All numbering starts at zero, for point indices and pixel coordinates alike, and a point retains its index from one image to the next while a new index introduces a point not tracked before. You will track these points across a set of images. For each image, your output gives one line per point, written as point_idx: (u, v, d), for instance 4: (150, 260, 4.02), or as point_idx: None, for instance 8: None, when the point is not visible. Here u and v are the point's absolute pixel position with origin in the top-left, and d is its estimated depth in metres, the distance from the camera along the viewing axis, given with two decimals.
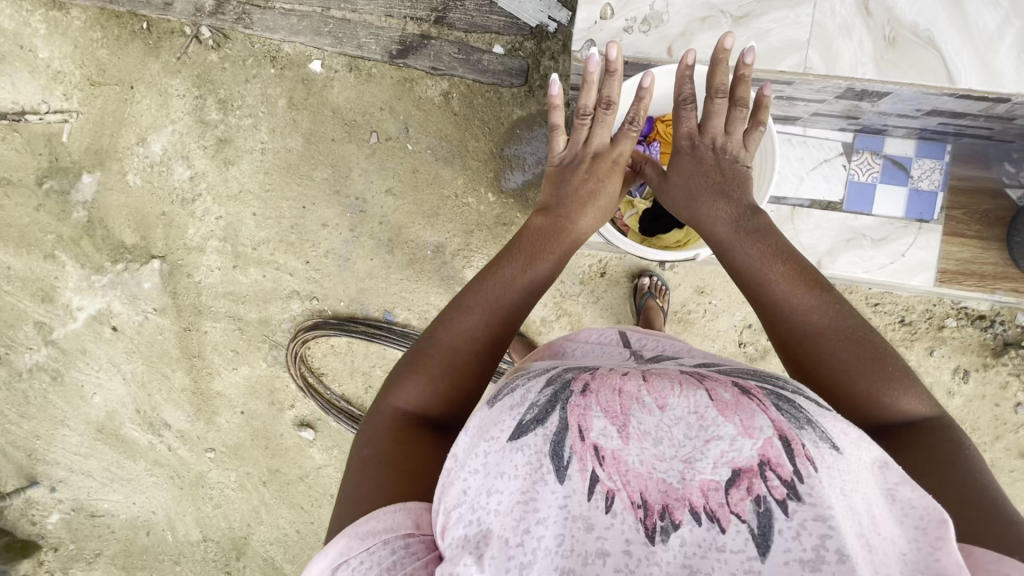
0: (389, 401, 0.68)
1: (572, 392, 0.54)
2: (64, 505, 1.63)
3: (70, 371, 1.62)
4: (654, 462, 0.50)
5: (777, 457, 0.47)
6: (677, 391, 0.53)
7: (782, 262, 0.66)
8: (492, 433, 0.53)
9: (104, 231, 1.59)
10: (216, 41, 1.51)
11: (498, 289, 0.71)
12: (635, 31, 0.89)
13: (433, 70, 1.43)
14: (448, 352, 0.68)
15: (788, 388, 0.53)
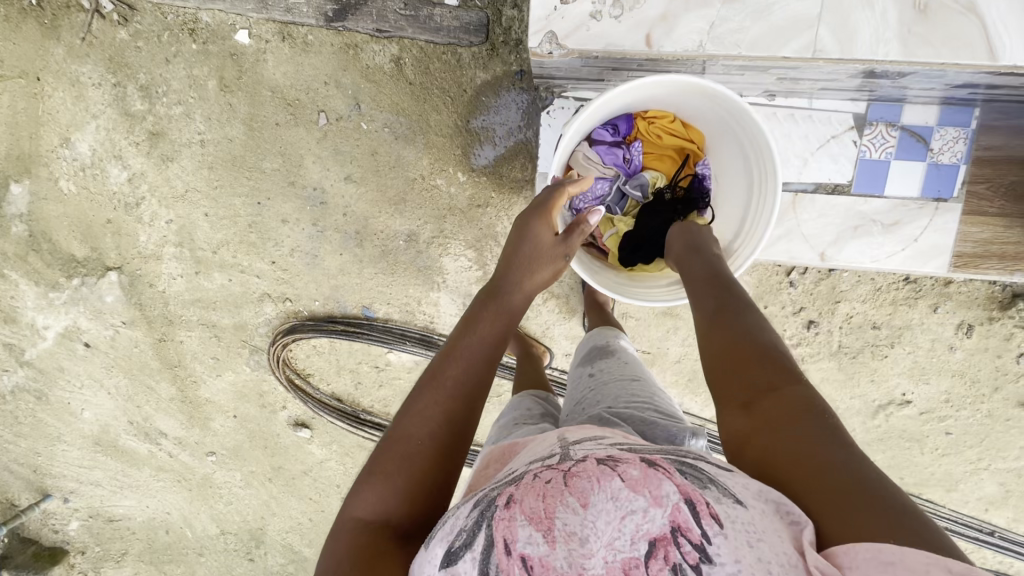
0: (348, 513, 0.61)
1: (496, 507, 0.50)
2: (82, 513, 1.67)
3: (52, 390, 1.58)
4: (581, 561, 0.45)
5: (686, 522, 0.45)
6: (592, 479, 0.49)
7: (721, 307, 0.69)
8: (431, 572, 0.51)
9: (50, 245, 1.47)
10: (122, 14, 1.29)
11: (446, 367, 0.69)
12: (606, 17, 0.75)
13: (378, 32, 1.23)
14: (405, 450, 0.63)
15: (689, 455, 0.52)
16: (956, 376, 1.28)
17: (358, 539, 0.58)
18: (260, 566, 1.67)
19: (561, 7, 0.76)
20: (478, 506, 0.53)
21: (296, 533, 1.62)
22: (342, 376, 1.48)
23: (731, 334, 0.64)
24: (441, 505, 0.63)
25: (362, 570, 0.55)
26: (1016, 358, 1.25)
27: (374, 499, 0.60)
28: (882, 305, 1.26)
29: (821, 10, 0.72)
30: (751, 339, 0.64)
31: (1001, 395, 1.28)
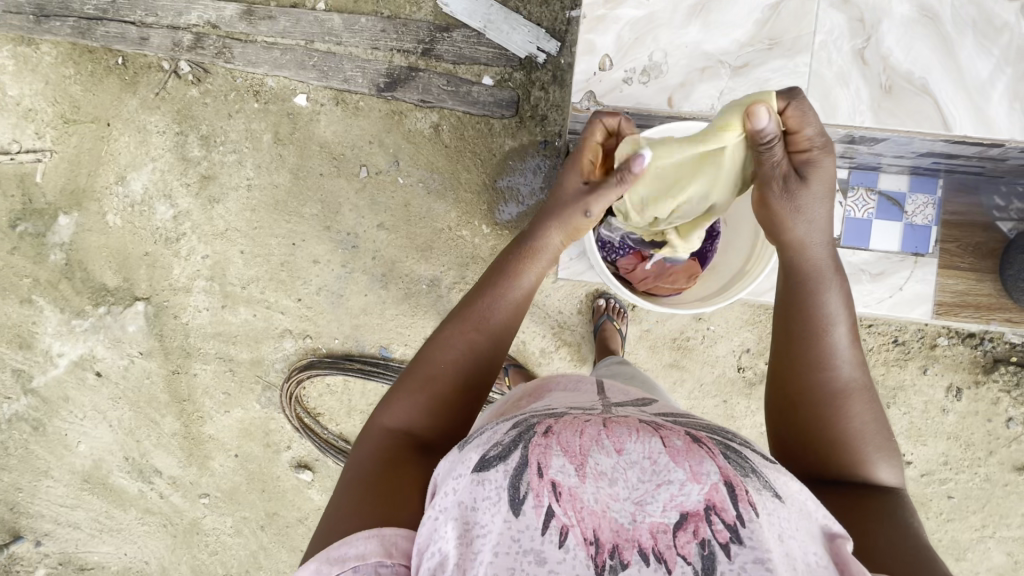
0: (378, 423, 0.78)
1: (534, 434, 0.64)
2: (52, 559, 1.57)
3: (51, 420, 1.56)
4: (607, 500, 0.57)
5: (721, 502, 0.55)
6: (633, 437, 0.62)
7: (804, 371, 0.69)
8: (460, 470, 0.62)
9: (84, 273, 1.54)
10: (196, 75, 1.48)
11: (477, 303, 0.82)
12: (635, 82, 0.92)
13: (422, 102, 1.42)
14: (436, 372, 0.79)
15: (737, 440, 0.63)
16: (951, 439, 1.33)
17: (388, 441, 0.76)
18: None
19: (599, 72, 0.93)
20: (516, 428, 0.66)
21: None
22: (352, 418, 1.49)
23: (816, 399, 0.68)
24: (458, 421, 0.80)
25: (388, 464, 0.72)
26: (1006, 422, 1.31)
27: (405, 410, 0.78)
28: (875, 365, 1.34)
29: (807, 86, 0.89)
30: (817, 381, 0.68)
31: (996, 459, 1.33)
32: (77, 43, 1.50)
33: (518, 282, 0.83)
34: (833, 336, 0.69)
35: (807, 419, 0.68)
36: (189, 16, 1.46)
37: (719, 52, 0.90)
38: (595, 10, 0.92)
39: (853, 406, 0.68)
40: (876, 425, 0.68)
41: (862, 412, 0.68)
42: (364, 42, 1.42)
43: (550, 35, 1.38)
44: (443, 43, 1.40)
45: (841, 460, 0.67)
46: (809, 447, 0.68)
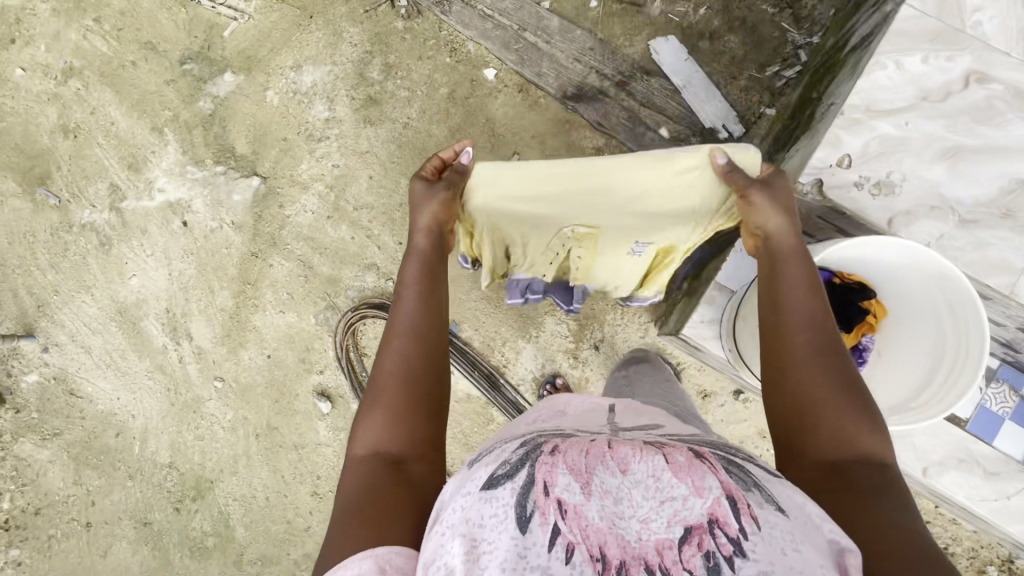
0: (354, 454, 0.74)
1: (541, 452, 0.60)
2: (48, 370, 1.51)
3: (119, 244, 1.56)
4: (614, 518, 0.53)
5: (724, 516, 0.52)
6: (639, 456, 0.59)
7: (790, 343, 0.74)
8: (469, 487, 0.58)
9: (220, 130, 1.57)
10: (409, 11, 1.55)
11: (397, 320, 0.81)
12: (865, 191, 0.85)
13: (598, 125, 1.48)
14: (382, 389, 0.77)
15: (740, 455, 0.60)
16: None
17: (366, 468, 0.71)
18: (179, 524, 1.44)
19: (834, 167, 0.86)
20: (524, 447, 0.63)
21: (242, 505, 1.43)
22: None
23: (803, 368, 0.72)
24: (419, 426, 0.75)
25: (369, 490, 0.68)
26: None
27: (371, 435, 0.74)
28: None
29: None
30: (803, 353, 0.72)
31: None
32: None
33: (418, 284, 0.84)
34: (794, 325, 0.74)
35: (774, 401, 0.73)
36: None
37: (954, 197, 0.85)
38: (852, 111, 0.86)
39: (826, 389, 0.69)
40: (861, 405, 0.68)
41: (831, 390, 0.69)
42: (570, 50, 1.49)
43: (739, 119, 1.46)
44: (639, 82, 1.47)
45: (814, 441, 0.68)
46: (785, 428, 0.71)
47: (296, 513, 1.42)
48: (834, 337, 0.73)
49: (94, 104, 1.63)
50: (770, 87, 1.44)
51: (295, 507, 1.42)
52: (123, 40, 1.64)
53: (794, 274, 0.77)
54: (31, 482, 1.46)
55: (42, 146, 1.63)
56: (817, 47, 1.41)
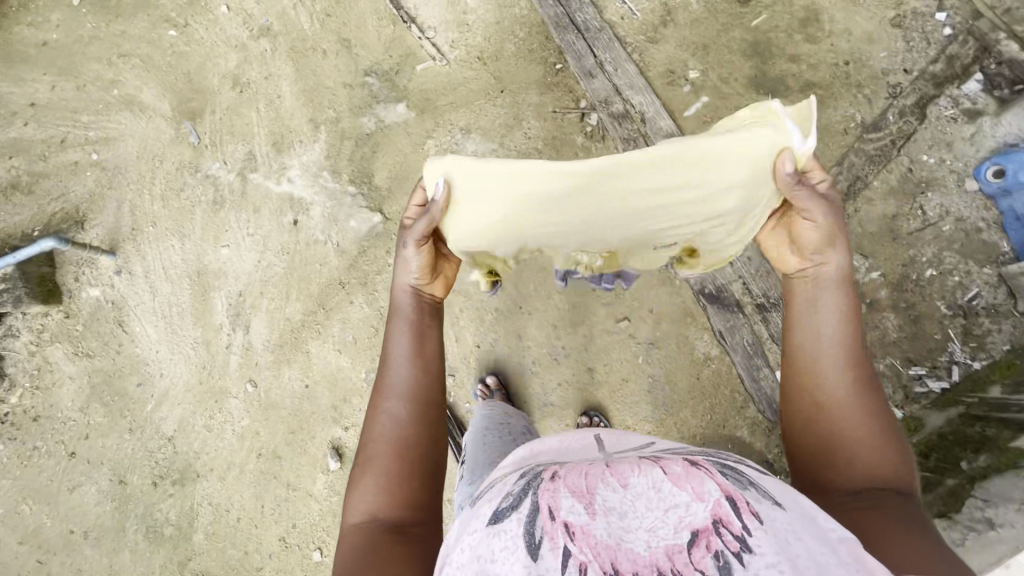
0: (347, 521, 0.78)
1: (543, 479, 0.56)
2: (110, 292, 1.53)
3: (228, 211, 1.57)
4: (621, 533, 0.48)
5: (726, 515, 0.48)
6: (637, 470, 0.54)
7: (816, 376, 0.77)
8: (475, 524, 0.56)
9: (369, 152, 1.57)
10: (595, 133, 1.55)
11: (387, 381, 0.85)
12: None
13: (720, 335, 1.36)
14: (374, 455, 0.80)
15: (734, 464, 0.56)
16: None
17: (363, 535, 0.74)
18: (149, 499, 1.42)
19: None
20: (524, 479, 0.60)
21: (213, 513, 1.41)
22: None
23: (828, 400, 0.75)
24: (410, 484, 0.79)
25: (365, 553, 0.71)
26: None
27: (364, 501, 0.77)
28: None
29: None
30: (833, 389, 0.75)
31: None
32: (546, 27, 1.60)
33: (412, 344, 0.87)
34: (825, 360, 0.77)
35: (804, 431, 0.76)
36: (637, 96, 1.52)
37: None
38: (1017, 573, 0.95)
39: (851, 422, 0.73)
40: (887, 441, 0.72)
41: (859, 422, 0.73)
42: None
43: None
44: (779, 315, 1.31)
45: (844, 470, 0.71)
46: (817, 461, 0.74)
47: (258, 548, 1.39)
48: (864, 374, 0.76)
49: (272, 71, 1.66)
50: (907, 387, 1.34)
51: (260, 542, 1.40)
52: (325, 27, 1.67)
53: (824, 300, 0.80)
54: (44, 388, 1.47)
55: (207, 84, 1.67)
56: (973, 374, 1.30)
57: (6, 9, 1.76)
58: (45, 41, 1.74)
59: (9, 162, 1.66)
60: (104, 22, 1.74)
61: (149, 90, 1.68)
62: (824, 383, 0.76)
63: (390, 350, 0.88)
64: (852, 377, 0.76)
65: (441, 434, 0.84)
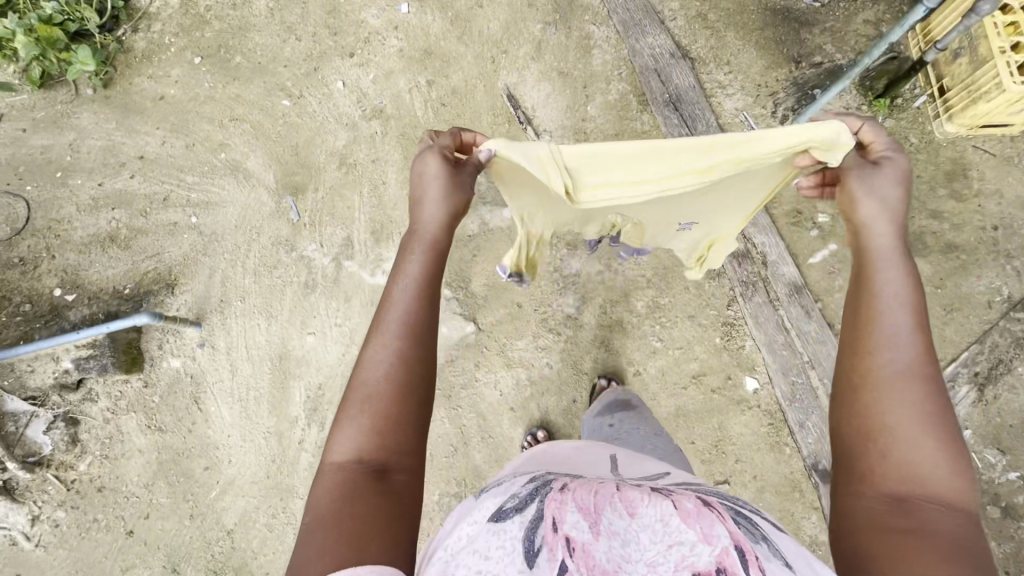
0: (328, 460, 0.64)
1: (552, 491, 0.61)
2: (190, 365, 1.50)
3: (319, 296, 1.53)
4: (621, 561, 0.52)
5: (731, 565, 0.50)
6: (646, 501, 0.59)
7: (869, 359, 0.63)
8: (476, 517, 0.59)
9: (468, 254, 1.52)
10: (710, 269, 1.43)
11: (386, 316, 0.72)
12: None
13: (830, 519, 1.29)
14: (365, 391, 0.68)
15: (749, 508, 0.60)
16: None
17: (347, 474, 0.63)
18: None
19: None
20: (533, 483, 0.64)
21: None
22: None
23: (878, 394, 0.60)
24: (409, 421, 0.68)
25: (347, 502, 0.59)
26: None
27: (349, 439, 0.65)
28: None
29: None
30: (889, 375, 0.61)
31: None
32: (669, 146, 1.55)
33: (423, 271, 0.77)
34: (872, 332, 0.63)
35: (845, 416, 0.62)
36: (759, 235, 1.43)
37: None
38: None
39: (901, 417, 0.58)
40: (943, 440, 0.57)
41: (909, 409, 0.58)
42: None
43: None
44: None
45: (875, 466, 0.58)
46: (850, 448, 0.61)
47: None
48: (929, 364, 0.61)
49: (380, 154, 1.63)
50: None
51: None
52: (440, 117, 1.65)
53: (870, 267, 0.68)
54: (113, 458, 1.43)
55: (313, 159, 1.65)
56: None
57: (131, 59, 1.80)
58: (161, 94, 1.76)
59: (111, 214, 1.66)
60: (221, 82, 1.75)
61: (255, 158, 1.67)
62: (877, 367, 0.62)
63: (393, 284, 0.75)
64: (913, 361, 0.61)
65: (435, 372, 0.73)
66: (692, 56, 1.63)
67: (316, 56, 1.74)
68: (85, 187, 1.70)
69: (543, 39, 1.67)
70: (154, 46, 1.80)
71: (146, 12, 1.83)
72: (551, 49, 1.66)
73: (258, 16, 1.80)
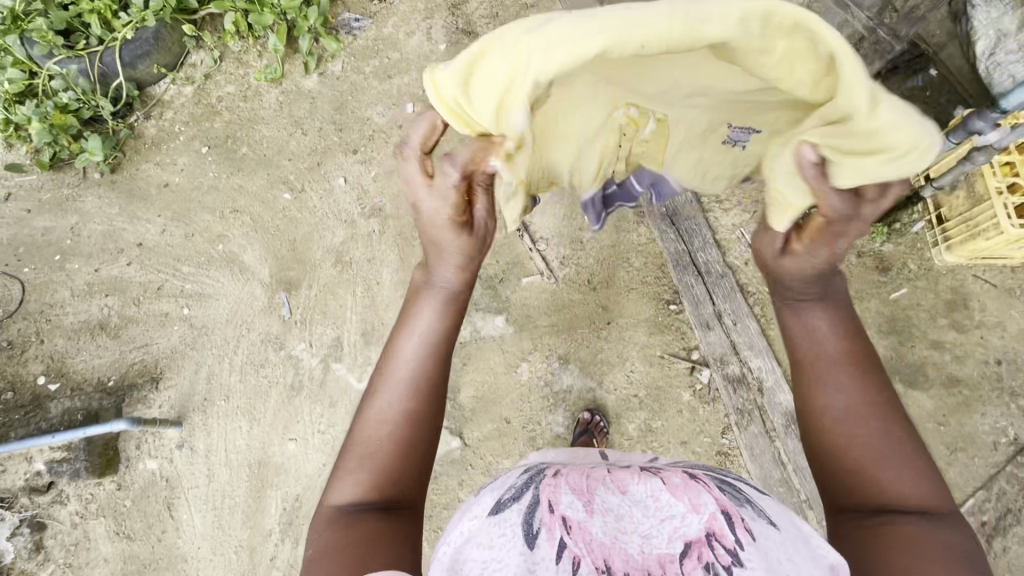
0: (330, 502, 0.71)
1: (544, 480, 0.71)
2: (166, 467, 1.46)
3: (303, 400, 1.50)
4: (617, 532, 0.62)
5: (719, 529, 0.59)
6: (638, 480, 0.70)
7: (829, 397, 0.68)
8: (480, 511, 0.68)
9: (458, 365, 1.50)
10: (705, 393, 1.42)
11: (392, 366, 0.76)
12: None
13: None
14: (369, 445, 0.73)
15: (733, 484, 0.69)
16: None
17: (348, 517, 0.68)
18: None
19: None
20: (527, 477, 0.74)
21: None
22: None
23: (842, 425, 0.67)
24: (398, 462, 0.72)
25: (346, 542, 0.64)
26: None
27: (350, 488, 0.71)
28: None
29: None
30: (842, 407, 0.68)
31: None
32: (664, 261, 1.54)
33: (431, 321, 0.79)
34: (810, 360, 0.71)
35: (811, 451, 0.70)
36: (755, 359, 1.41)
37: None
38: None
39: (864, 424, 0.66)
40: (904, 439, 0.66)
41: (863, 434, 0.66)
42: None
43: None
44: None
45: (862, 496, 0.64)
46: (829, 478, 0.68)
47: None
48: (866, 378, 0.69)
49: (375, 253, 1.63)
50: None
51: None
52: None
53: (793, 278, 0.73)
54: (80, 566, 1.41)
55: (309, 255, 1.65)
56: None
57: (141, 145, 1.84)
58: (166, 181, 1.79)
59: (104, 300, 1.66)
60: (225, 173, 1.78)
61: (252, 251, 1.67)
62: (836, 401, 0.68)
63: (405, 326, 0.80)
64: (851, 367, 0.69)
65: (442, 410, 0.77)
66: None
67: (320, 151, 1.77)
68: (82, 271, 1.70)
69: None
70: (164, 133, 1.85)
71: (161, 100, 1.88)
72: None
73: (267, 109, 1.84)
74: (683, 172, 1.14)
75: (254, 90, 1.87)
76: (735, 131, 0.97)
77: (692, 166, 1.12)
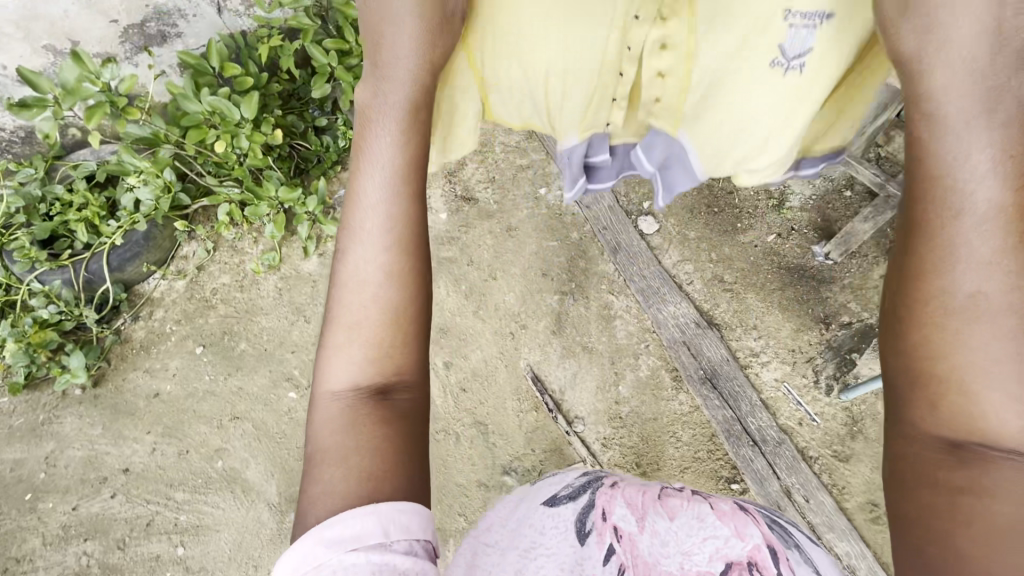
0: (327, 384, 0.58)
1: (603, 483, 0.59)
2: None
3: None
4: (660, 555, 0.51)
5: (762, 561, 0.51)
6: (683, 501, 0.58)
7: (965, 278, 0.46)
8: (532, 500, 0.59)
9: None
10: None
11: (359, 218, 0.59)
12: None
13: None
14: (356, 318, 0.58)
15: (777, 518, 0.59)
16: None
17: (342, 403, 0.56)
18: None
19: None
20: (586, 477, 0.62)
21: None
22: None
23: (961, 326, 0.46)
24: (390, 335, 0.58)
25: (350, 436, 0.54)
26: None
27: (346, 364, 0.57)
28: None
29: None
30: (966, 289, 0.46)
31: None
32: (714, 431, 1.44)
33: (399, 159, 0.59)
34: (935, 212, 0.47)
35: (905, 335, 0.48)
36: (839, 540, 1.30)
37: None
38: None
39: (991, 322, 0.45)
40: None
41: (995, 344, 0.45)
42: None
43: None
44: None
45: (943, 406, 0.46)
46: (900, 384, 0.49)
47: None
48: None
49: None
50: None
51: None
52: (459, 403, 1.54)
53: (946, 80, 0.47)
54: None
55: None
56: None
57: (127, 350, 1.70)
58: (156, 390, 1.64)
59: (83, 546, 1.49)
60: (222, 374, 1.64)
61: (256, 465, 1.54)
62: (967, 284, 0.46)
63: (360, 177, 0.60)
64: (1005, 224, 0.45)
65: (431, 263, 0.61)
66: (716, 321, 1.56)
67: None
68: (57, 511, 1.52)
69: (563, 310, 1.61)
70: (153, 334, 1.72)
71: (150, 297, 1.77)
72: (572, 321, 1.59)
73: (266, 297, 1.75)
74: (702, 140, 0.76)
75: (250, 279, 1.77)
76: (793, 33, 0.60)
77: (720, 124, 0.72)
